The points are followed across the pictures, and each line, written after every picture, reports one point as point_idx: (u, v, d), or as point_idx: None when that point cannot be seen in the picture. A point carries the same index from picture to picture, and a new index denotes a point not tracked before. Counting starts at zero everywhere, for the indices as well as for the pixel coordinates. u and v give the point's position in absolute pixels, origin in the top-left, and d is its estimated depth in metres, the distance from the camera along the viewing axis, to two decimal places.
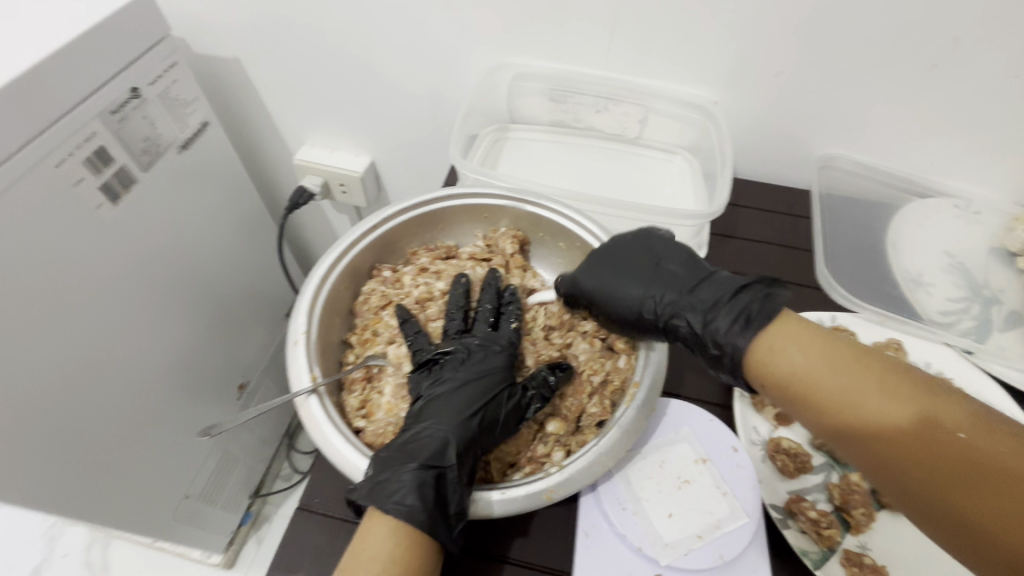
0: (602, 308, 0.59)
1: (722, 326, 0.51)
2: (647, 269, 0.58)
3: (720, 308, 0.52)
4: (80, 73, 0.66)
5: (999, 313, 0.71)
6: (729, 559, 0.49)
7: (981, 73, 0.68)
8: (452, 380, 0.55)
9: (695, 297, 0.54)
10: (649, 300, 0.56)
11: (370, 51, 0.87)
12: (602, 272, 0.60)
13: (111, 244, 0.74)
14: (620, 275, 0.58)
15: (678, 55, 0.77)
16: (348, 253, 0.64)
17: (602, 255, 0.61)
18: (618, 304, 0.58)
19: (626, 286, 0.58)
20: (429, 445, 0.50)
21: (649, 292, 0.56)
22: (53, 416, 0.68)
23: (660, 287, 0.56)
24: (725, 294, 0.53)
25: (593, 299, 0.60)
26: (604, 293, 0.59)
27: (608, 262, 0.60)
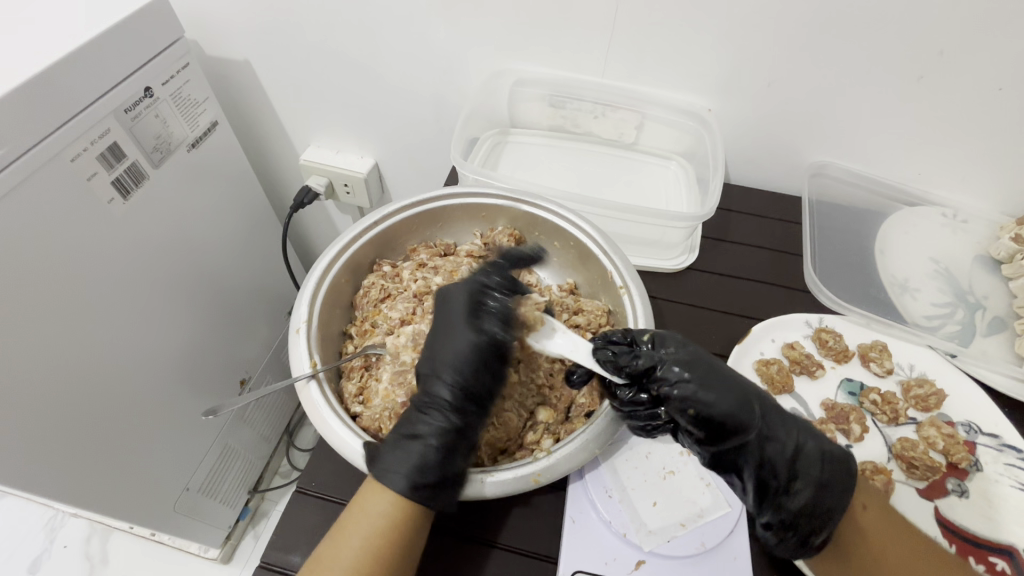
0: (699, 388, 0.48)
1: (812, 463, 0.50)
2: (744, 389, 0.49)
3: (806, 443, 0.50)
4: (96, 72, 0.68)
5: (982, 318, 0.73)
6: (710, 546, 0.52)
7: (966, 85, 0.71)
8: (446, 356, 0.54)
9: (783, 421, 0.51)
10: (745, 402, 0.48)
11: (375, 56, 0.90)
12: (695, 355, 0.50)
13: (120, 236, 0.77)
14: (715, 365, 0.50)
15: (674, 64, 0.79)
16: (350, 247, 0.67)
17: (708, 362, 0.49)
18: (713, 391, 0.48)
19: (727, 381, 0.49)
20: (432, 421, 0.52)
21: (748, 398, 0.49)
22: (61, 402, 0.70)
23: (753, 398, 0.50)
24: (807, 433, 0.51)
25: (686, 373, 0.49)
26: (707, 379, 0.48)
27: (702, 349, 0.51)
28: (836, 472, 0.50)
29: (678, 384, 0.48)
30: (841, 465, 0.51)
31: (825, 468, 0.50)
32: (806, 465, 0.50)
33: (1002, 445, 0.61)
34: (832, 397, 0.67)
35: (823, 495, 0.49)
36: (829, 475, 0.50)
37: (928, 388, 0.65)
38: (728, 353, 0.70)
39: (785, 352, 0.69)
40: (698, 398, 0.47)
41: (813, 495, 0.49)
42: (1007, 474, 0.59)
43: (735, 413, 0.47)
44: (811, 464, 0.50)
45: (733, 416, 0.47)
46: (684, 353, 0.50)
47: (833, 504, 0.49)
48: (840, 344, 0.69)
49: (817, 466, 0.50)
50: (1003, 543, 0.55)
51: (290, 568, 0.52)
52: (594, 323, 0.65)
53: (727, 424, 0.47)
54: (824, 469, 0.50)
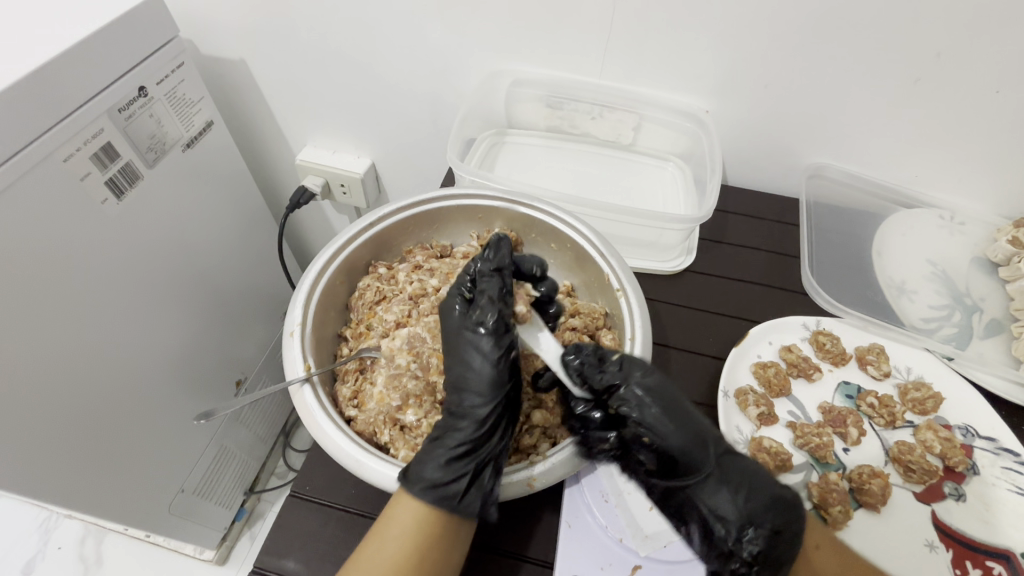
0: (654, 421, 0.51)
1: (762, 508, 0.48)
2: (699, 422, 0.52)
3: (760, 486, 0.50)
4: (89, 71, 0.68)
5: (979, 321, 0.73)
6: None
7: (964, 87, 0.70)
8: (461, 356, 0.55)
9: (735, 460, 0.51)
10: (694, 439, 0.51)
11: (372, 55, 0.90)
12: (657, 381, 0.53)
13: (115, 237, 0.76)
14: (671, 399, 0.52)
15: (672, 65, 0.79)
16: (345, 248, 0.66)
17: (667, 391, 0.52)
18: (666, 425, 0.51)
19: (681, 417, 0.51)
20: (457, 425, 0.53)
21: (699, 436, 0.51)
22: (54, 405, 0.70)
23: (706, 435, 0.51)
24: (761, 476, 0.50)
25: (643, 404, 0.51)
26: (662, 413, 0.51)
27: (664, 379, 0.53)
28: (789, 519, 0.48)
29: (634, 416, 0.51)
30: (792, 508, 0.49)
31: (778, 513, 0.48)
32: (756, 508, 0.48)
33: (999, 449, 0.61)
34: (829, 400, 0.66)
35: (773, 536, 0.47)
36: (782, 521, 0.48)
37: (925, 391, 0.65)
38: (725, 355, 0.69)
39: (783, 355, 0.68)
40: (652, 432, 0.51)
41: (766, 543, 0.47)
42: (1004, 478, 0.59)
43: (682, 449, 0.50)
44: (761, 507, 0.48)
45: (681, 452, 0.50)
46: (645, 381, 0.52)
47: (784, 552, 0.47)
48: (837, 347, 0.69)
49: (769, 511, 0.48)
50: (1000, 547, 0.55)
51: (284, 573, 0.52)
52: (590, 326, 0.65)
53: (675, 460, 0.50)
54: (773, 518, 0.48)
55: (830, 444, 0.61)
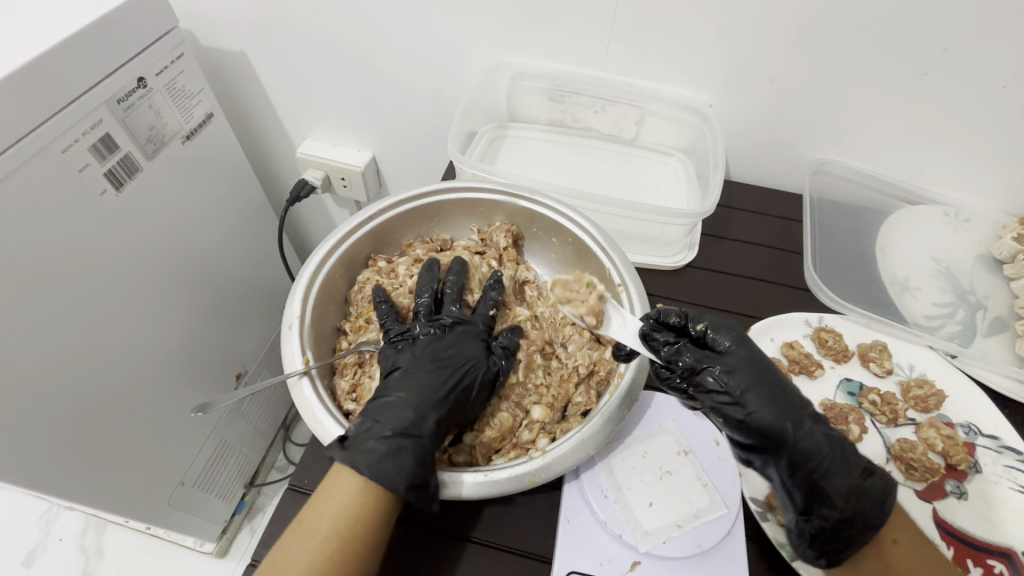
0: (749, 393, 0.50)
1: (843, 494, 0.50)
2: (796, 403, 0.51)
3: (847, 473, 0.50)
4: (88, 63, 0.67)
5: (983, 318, 0.73)
6: (706, 547, 0.52)
7: (971, 82, 0.70)
8: (404, 358, 0.58)
9: (831, 439, 0.51)
10: (792, 415, 0.50)
11: (373, 49, 0.89)
12: (753, 362, 0.52)
13: (115, 230, 0.76)
14: (771, 372, 0.52)
15: (675, 58, 0.78)
16: (345, 241, 0.66)
17: (763, 369, 0.51)
18: (761, 398, 0.50)
19: (781, 391, 0.51)
20: (405, 416, 0.53)
21: (798, 412, 0.50)
22: (55, 397, 0.70)
23: (803, 408, 0.51)
24: (852, 463, 0.51)
25: (739, 376, 0.51)
26: (758, 386, 0.50)
27: (761, 351, 0.53)
28: (866, 507, 0.50)
29: (726, 385, 0.51)
30: (876, 497, 0.50)
31: (858, 500, 0.50)
32: (835, 492, 0.50)
33: (1001, 447, 0.61)
34: (830, 397, 0.66)
35: (852, 515, 0.50)
36: (859, 510, 0.50)
37: (928, 389, 0.64)
38: None
39: (784, 352, 0.68)
40: (746, 403, 0.50)
41: (838, 520, 0.50)
42: (1006, 476, 0.59)
43: (781, 424, 0.49)
44: (840, 491, 0.50)
45: (777, 427, 0.49)
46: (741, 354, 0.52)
47: (854, 535, 0.50)
48: (839, 344, 0.68)
49: (849, 497, 0.50)
50: (1001, 546, 0.54)
51: None
52: None
53: (766, 436, 0.50)
54: (850, 504, 0.50)
55: None
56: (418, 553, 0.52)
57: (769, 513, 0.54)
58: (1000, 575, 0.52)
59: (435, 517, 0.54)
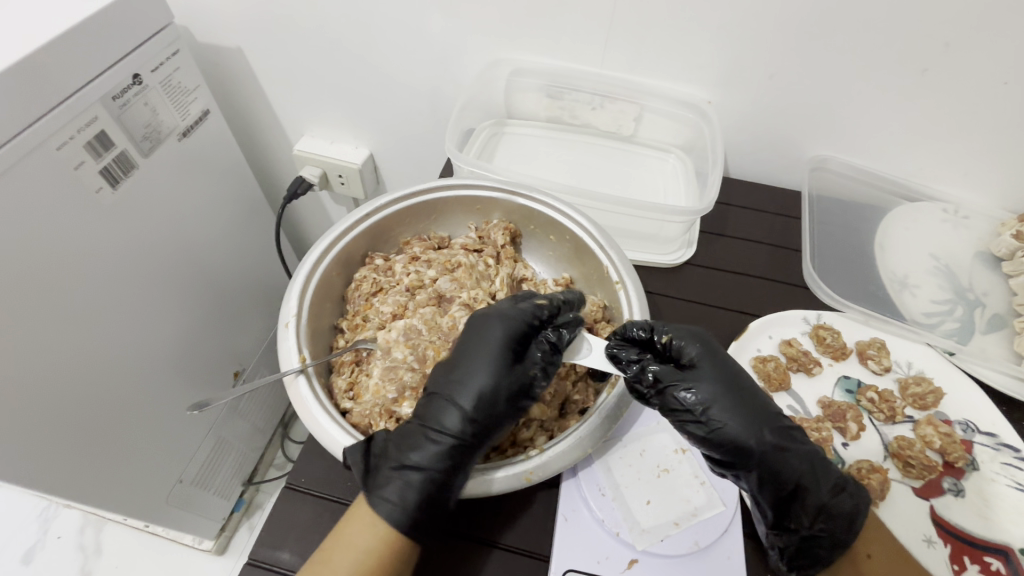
0: (714, 409, 0.50)
1: (812, 510, 0.50)
2: (766, 418, 0.50)
3: (818, 490, 0.50)
4: (81, 60, 0.67)
5: (981, 316, 0.72)
6: (704, 545, 0.52)
7: (972, 79, 0.69)
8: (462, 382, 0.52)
9: (803, 455, 0.50)
10: (760, 431, 0.49)
11: (370, 45, 0.89)
12: (718, 375, 0.52)
13: (112, 229, 0.76)
14: (737, 385, 0.51)
15: (674, 54, 0.78)
16: (342, 239, 0.65)
17: (729, 384, 0.51)
18: (727, 414, 0.50)
19: (748, 407, 0.50)
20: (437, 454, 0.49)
21: (767, 427, 0.50)
22: (52, 394, 0.70)
23: (775, 423, 0.51)
24: (826, 479, 0.51)
25: (705, 392, 0.51)
26: (724, 401, 0.50)
27: (728, 363, 0.53)
28: (834, 525, 0.51)
29: (689, 401, 0.51)
30: (847, 514, 0.51)
31: (826, 518, 0.50)
32: (806, 508, 0.50)
33: (999, 444, 0.61)
34: (828, 394, 0.66)
35: (821, 529, 0.51)
36: (827, 526, 0.51)
37: (926, 386, 0.64)
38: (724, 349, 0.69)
39: (783, 349, 0.68)
40: (711, 419, 0.50)
41: (804, 535, 0.50)
42: (1004, 474, 0.59)
43: (750, 443, 0.49)
44: (812, 508, 0.50)
45: (746, 445, 0.49)
46: (705, 367, 0.52)
47: (819, 551, 0.51)
48: (837, 341, 0.68)
49: (818, 513, 0.50)
50: (997, 542, 0.55)
51: (278, 565, 0.52)
52: (588, 318, 0.64)
53: (734, 452, 0.50)
54: (816, 520, 0.50)
55: (829, 439, 0.61)
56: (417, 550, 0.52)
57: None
58: (996, 572, 0.53)
59: None
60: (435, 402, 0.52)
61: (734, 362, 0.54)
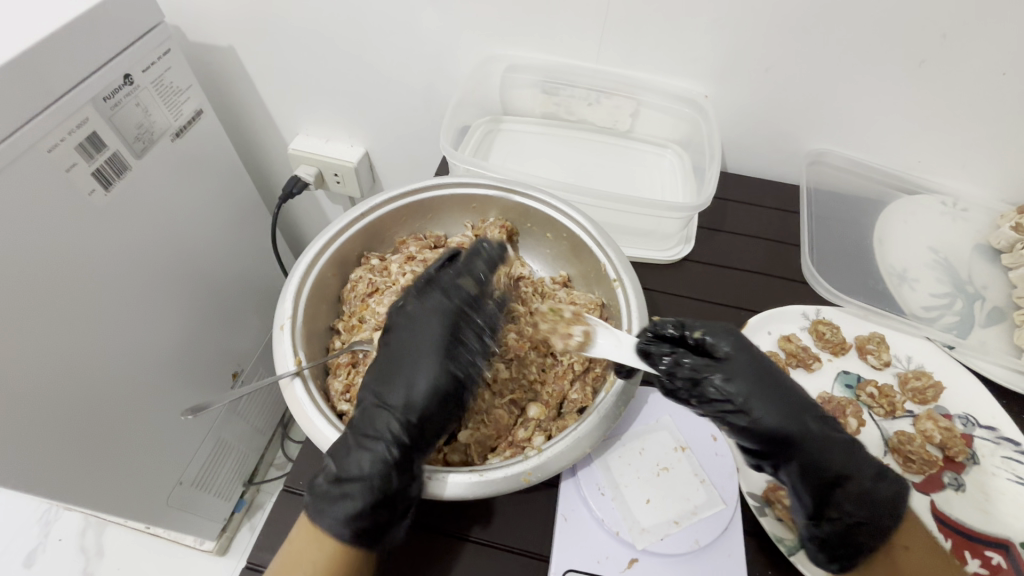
0: (751, 399, 0.49)
1: (854, 498, 0.48)
2: (797, 407, 0.50)
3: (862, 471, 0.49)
4: (70, 61, 0.66)
5: (981, 309, 0.72)
6: (704, 544, 0.52)
7: (970, 70, 0.69)
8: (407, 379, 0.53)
9: (838, 442, 0.49)
10: (798, 419, 0.49)
11: (363, 43, 0.88)
12: (754, 366, 0.51)
13: (105, 231, 0.75)
14: (769, 376, 0.51)
15: (669, 49, 0.77)
16: (337, 239, 0.65)
17: (761, 375, 0.51)
18: (764, 404, 0.49)
19: (782, 397, 0.50)
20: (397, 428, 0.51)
21: (802, 416, 0.50)
22: (53, 399, 0.70)
23: (809, 413, 0.50)
24: (864, 465, 0.49)
25: (739, 384, 0.50)
26: (758, 392, 0.50)
27: (761, 356, 0.52)
28: (879, 512, 0.48)
29: (726, 392, 0.50)
30: (890, 501, 0.48)
31: (867, 506, 0.48)
32: (846, 496, 0.48)
33: (999, 438, 0.61)
34: (828, 390, 0.66)
35: (865, 517, 0.48)
36: (869, 515, 0.48)
37: (926, 380, 0.64)
38: None
39: (782, 345, 0.67)
40: (749, 410, 0.49)
41: (848, 525, 0.48)
42: (1004, 467, 0.59)
43: (789, 430, 0.49)
44: (851, 496, 0.48)
45: (786, 433, 0.49)
46: (740, 361, 0.51)
47: (862, 541, 0.48)
48: (836, 336, 0.68)
49: (861, 501, 0.48)
50: (997, 537, 0.55)
51: None
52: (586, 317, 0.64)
53: (773, 440, 0.49)
54: (858, 508, 0.48)
55: None
56: (414, 552, 0.52)
57: (767, 508, 0.54)
58: (997, 566, 0.53)
59: (433, 516, 0.54)
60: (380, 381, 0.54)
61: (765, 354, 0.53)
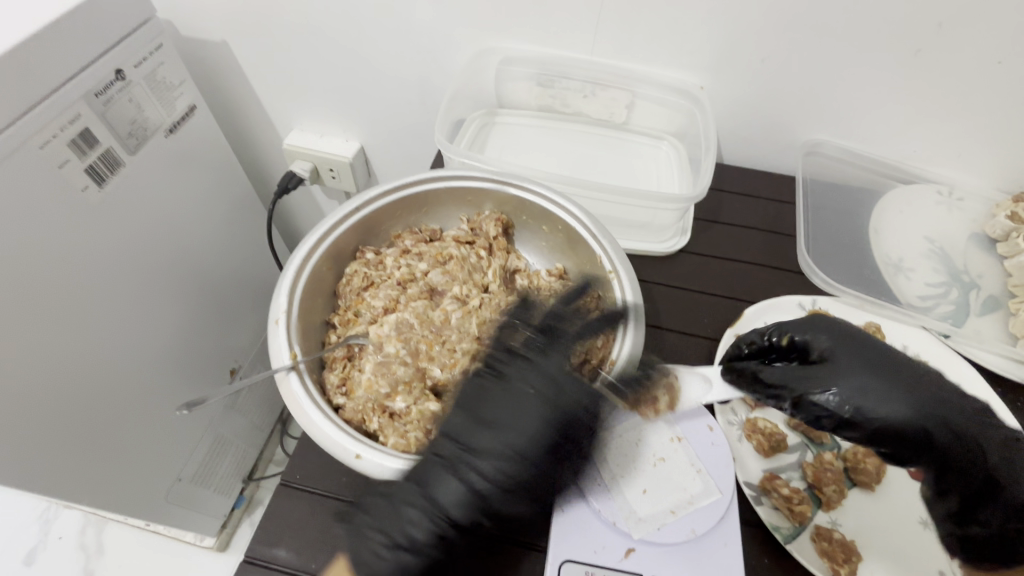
0: (861, 401, 0.50)
1: (1011, 505, 0.50)
2: (916, 398, 0.50)
3: (977, 447, 0.50)
4: (60, 56, 0.65)
5: (977, 298, 0.72)
6: (701, 533, 0.52)
7: (966, 59, 0.69)
8: (496, 408, 0.54)
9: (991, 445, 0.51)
10: (920, 409, 0.50)
11: (356, 36, 0.87)
12: (856, 364, 0.52)
13: (98, 228, 0.75)
14: (878, 369, 0.51)
15: (664, 40, 0.77)
16: (331, 233, 0.64)
17: (868, 369, 0.51)
18: (881, 401, 0.50)
19: (896, 389, 0.50)
20: (491, 454, 0.52)
21: (922, 405, 0.50)
22: (50, 396, 0.69)
23: (934, 401, 0.50)
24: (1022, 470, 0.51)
25: (853, 382, 0.51)
26: (865, 391, 0.50)
27: (860, 350, 0.53)
28: None
29: (828, 400, 0.50)
30: None
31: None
32: (1008, 501, 0.50)
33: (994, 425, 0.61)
34: None
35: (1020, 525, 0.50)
36: None
37: None
38: (719, 336, 0.68)
39: None
40: (860, 413, 0.50)
41: (1004, 529, 0.50)
42: None
43: (917, 424, 0.50)
44: (1015, 501, 0.50)
45: (909, 425, 0.50)
46: (836, 359, 0.53)
47: None
48: None
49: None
50: None
51: (276, 562, 0.52)
52: (582, 309, 0.64)
53: (899, 438, 0.50)
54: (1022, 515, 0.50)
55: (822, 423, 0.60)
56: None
57: (763, 497, 0.55)
58: None
59: None
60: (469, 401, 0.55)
61: (877, 343, 0.54)
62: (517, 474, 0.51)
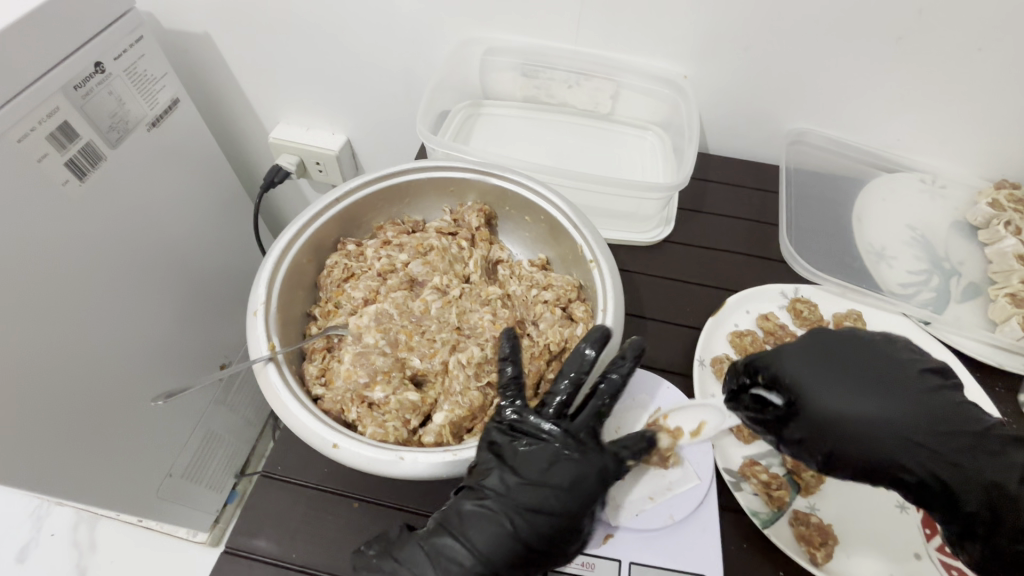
0: (847, 446, 0.48)
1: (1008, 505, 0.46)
2: (898, 430, 0.48)
3: (967, 467, 0.47)
4: (36, 48, 0.64)
5: (957, 285, 0.73)
6: (678, 518, 0.52)
7: (947, 46, 0.69)
8: (514, 479, 0.49)
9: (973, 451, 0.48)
10: (907, 443, 0.47)
11: (340, 27, 0.87)
12: (837, 407, 0.48)
13: (80, 223, 0.74)
14: (861, 405, 0.48)
15: (648, 30, 0.77)
16: (312, 225, 0.64)
17: (852, 408, 0.48)
18: (862, 438, 0.47)
19: (882, 425, 0.48)
20: (539, 517, 0.48)
21: (908, 437, 0.48)
22: (35, 392, 0.69)
23: (916, 430, 0.48)
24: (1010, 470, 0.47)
25: (836, 428, 0.48)
26: (850, 435, 0.48)
27: (840, 386, 0.49)
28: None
29: (815, 450, 0.49)
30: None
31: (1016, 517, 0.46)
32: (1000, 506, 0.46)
33: None
34: None
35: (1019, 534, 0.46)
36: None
37: None
38: (701, 325, 0.69)
39: (760, 324, 0.68)
40: (846, 457, 0.48)
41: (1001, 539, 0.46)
42: None
43: (906, 460, 0.47)
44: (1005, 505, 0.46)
45: (899, 463, 0.47)
46: (816, 404, 0.49)
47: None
48: (814, 315, 0.69)
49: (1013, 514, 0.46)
50: None
51: (256, 553, 0.52)
52: (563, 298, 0.64)
53: (889, 476, 0.48)
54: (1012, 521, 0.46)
55: None
56: None
57: (742, 483, 0.55)
58: None
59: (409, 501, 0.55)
60: (500, 457, 0.51)
61: (853, 372, 0.50)
62: (529, 543, 0.48)
